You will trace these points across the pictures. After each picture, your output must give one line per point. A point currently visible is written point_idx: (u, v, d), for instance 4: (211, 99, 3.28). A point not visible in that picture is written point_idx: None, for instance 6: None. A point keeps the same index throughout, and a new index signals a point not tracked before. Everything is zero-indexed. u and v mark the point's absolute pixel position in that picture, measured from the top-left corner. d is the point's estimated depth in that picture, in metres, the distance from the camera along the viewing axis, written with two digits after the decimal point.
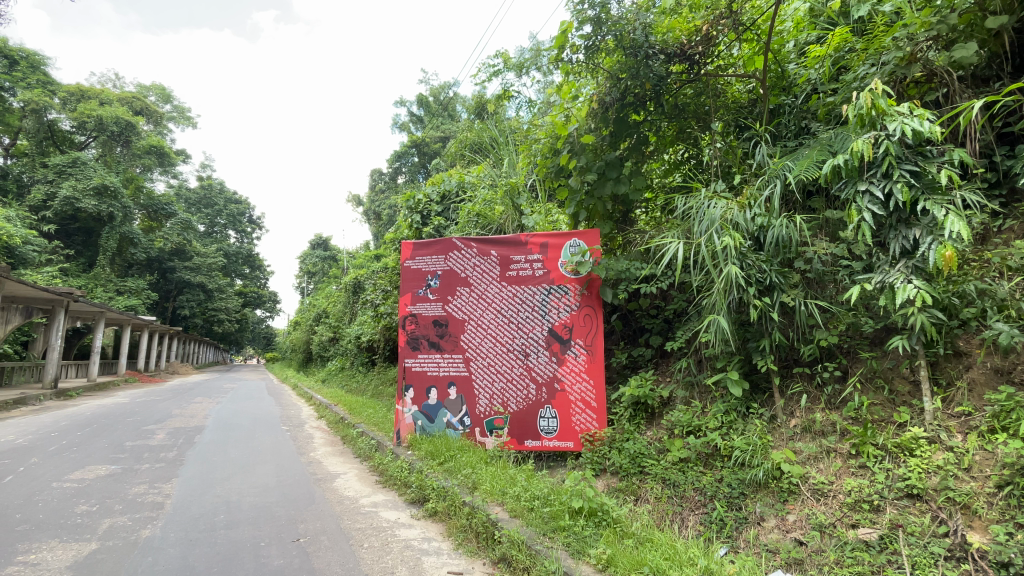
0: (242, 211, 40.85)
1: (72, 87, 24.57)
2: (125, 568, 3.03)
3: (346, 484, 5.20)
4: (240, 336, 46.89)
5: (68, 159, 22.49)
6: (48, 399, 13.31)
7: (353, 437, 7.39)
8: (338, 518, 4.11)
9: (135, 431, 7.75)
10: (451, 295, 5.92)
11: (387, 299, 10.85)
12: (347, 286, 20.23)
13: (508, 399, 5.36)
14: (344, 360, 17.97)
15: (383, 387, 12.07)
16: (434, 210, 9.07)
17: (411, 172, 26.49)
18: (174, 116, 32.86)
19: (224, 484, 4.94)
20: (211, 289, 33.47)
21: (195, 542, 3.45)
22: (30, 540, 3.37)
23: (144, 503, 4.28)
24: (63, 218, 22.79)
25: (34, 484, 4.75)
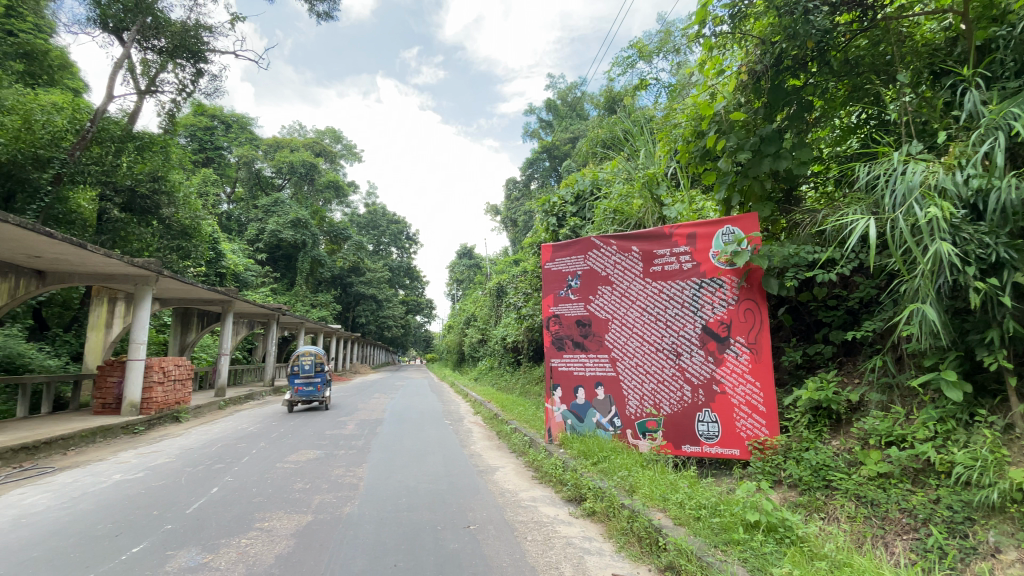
0: (400, 229, 46.05)
1: (271, 141, 30.35)
2: (334, 537, 3.61)
3: (505, 478, 5.48)
4: (405, 340, 52.69)
5: (271, 200, 27.83)
6: (269, 394, 16.44)
7: (507, 433, 7.76)
8: (501, 510, 4.34)
9: (331, 422, 9.18)
10: (593, 295, 5.89)
11: (528, 302, 11.20)
12: (491, 291, 21.46)
13: (661, 400, 5.14)
14: (493, 360, 19.04)
15: (531, 386, 12.50)
16: (569, 210, 9.07)
17: (544, 176, 27.24)
18: (344, 153, 38.36)
19: (403, 471, 5.56)
20: (380, 299, 38.25)
21: (385, 521, 3.95)
22: (263, 510, 4.19)
23: (343, 483, 5.05)
24: (271, 248, 28.10)
25: (265, 464, 5.90)
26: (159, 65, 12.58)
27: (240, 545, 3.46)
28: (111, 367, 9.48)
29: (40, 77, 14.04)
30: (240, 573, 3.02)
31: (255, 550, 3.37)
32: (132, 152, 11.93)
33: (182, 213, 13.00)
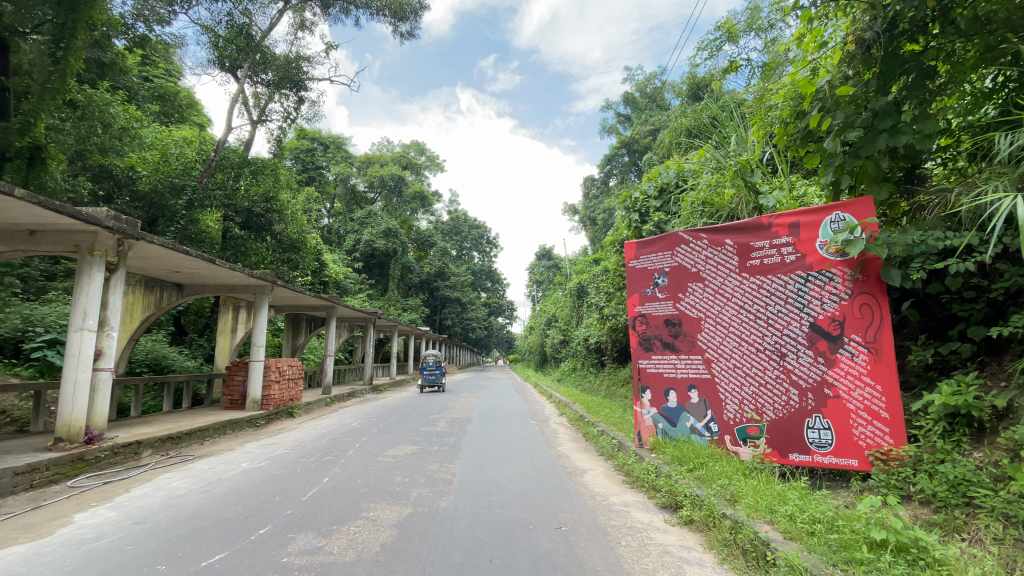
0: (481, 234, 47.41)
1: (363, 158, 32.66)
2: (433, 530, 3.78)
3: (594, 481, 5.40)
4: (489, 341, 54.11)
5: (365, 213, 29.91)
6: (368, 393, 17.69)
7: (594, 435, 7.66)
8: (592, 512, 4.30)
9: (424, 419, 9.65)
10: (682, 292, 5.64)
11: (611, 301, 10.97)
12: (572, 291, 21.39)
13: (763, 405, 4.79)
14: (577, 361, 18.93)
15: (616, 388, 12.24)
16: (653, 205, 8.73)
17: (623, 172, 26.64)
18: (428, 164, 40.25)
19: (494, 469, 5.70)
20: (465, 302, 39.61)
21: (479, 517, 4.06)
22: (367, 501, 4.49)
23: (438, 478, 5.28)
24: (366, 256, 30.19)
25: (368, 457, 6.35)
26: (267, 96, 14.10)
27: (349, 532, 3.74)
28: (237, 367, 10.77)
29: (174, 116, 16.21)
30: (350, 558, 3.26)
31: (362, 538, 3.63)
32: (247, 176, 13.64)
33: (290, 229, 14.20)
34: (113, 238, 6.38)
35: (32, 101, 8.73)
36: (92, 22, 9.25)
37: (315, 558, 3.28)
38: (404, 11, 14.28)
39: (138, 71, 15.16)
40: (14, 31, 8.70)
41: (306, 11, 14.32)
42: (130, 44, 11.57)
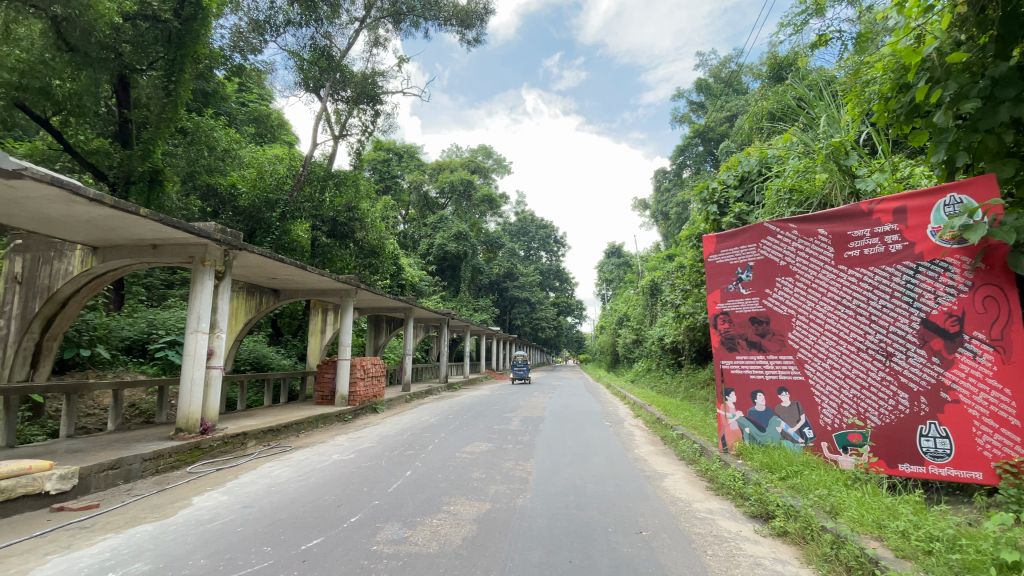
0: (549, 233, 47.46)
1: (435, 164, 33.85)
2: (513, 528, 3.82)
3: (675, 486, 5.19)
4: (558, 341, 53.99)
5: (437, 218, 30.97)
6: (444, 391, 18.34)
7: (674, 439, 7.40)
8: (675, 518, 4.14)
9: (499, 417, 9.82)
10: (769, 288, 5.30)
11: (687, 299, 10.50)
12: (645, 289, 20.82)
13: (866, 409, 4.37)
14: (651, 361, 18.40)
15: (696, 390, 11.70)
16: (733, 196, 8.23)
17: (697, 163, 25.53)
18: (495, 167, 40.91)
19: (570, 469, 5.67)
20: (534, 302, 39.78)
21: (557, 517, 4.06)
22: (447, 496, 4.64)
23: (514, 476, 5.34)
24: (438, 259, 31.27)
25: (446, 452, 6.57)
26: (347, 112, 15.09)
27: (432, 524, 3.89)
28: (326, 365, 11.61)
29: (267, 136, 17.74)
30: (434, 550, 3.39)
31: (444, 531, 3.76)
32: (332, 188, 14.60)
33: (370, 236, 15.06)
34: (221, 250, 7.10)
35: (151, 131, 10.15)
36: (196, 56, 10.38)
37: (402, 547, 3.44)
38: (471, 19, 14.68)
39: (236, 98, 16.76)
40: (133, 69, 9.77)
41: (380, 28, 15.12)
42: (229, 73, 12.73)
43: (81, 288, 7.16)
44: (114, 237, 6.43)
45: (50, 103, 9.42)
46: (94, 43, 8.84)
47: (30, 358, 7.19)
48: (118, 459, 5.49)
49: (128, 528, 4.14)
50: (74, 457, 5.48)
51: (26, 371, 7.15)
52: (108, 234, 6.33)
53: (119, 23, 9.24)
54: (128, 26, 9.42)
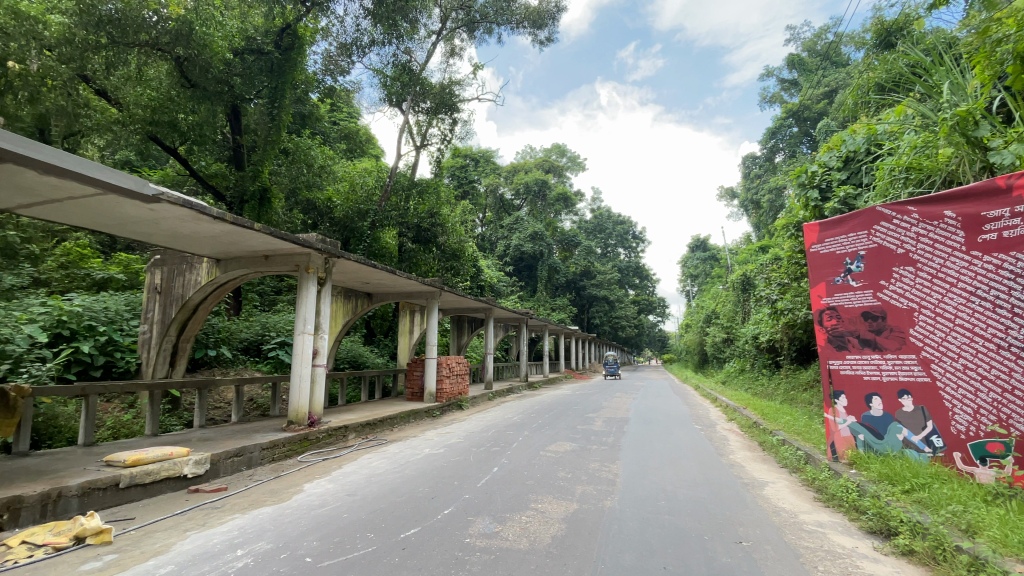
0: (627, 229, 46.32)
1: (509, 167, 34.36)
2: (601, 529, 3.78)
3: (777, 495, 4.82)
4: (639, 340, 52.41)
5: (513, 219, 31.39)
6: (525, 390, 18.55)
7: (773, 445, 6.88)
8: (778, 530, 3.86)
9: (582, 417, 9.72)
10: (885, 279, 4.78)
11: (785, 294, 9.71)
12: (735, 284, 19.64)
13: (1011, 415, 3.86)
14: (744, 362, 17.29)
15: (797, 393, 10.79)
16: (837, 178, 7.50)
17: (791, 146, 23.61)
18: (570, 165, 40.66)
19: (659, 473, 5.49)
20: (613, 300, 38.97)
21: (648, 521, 3.95)
22: (535, 493, 4.70)
23: (601, 477, 5.27)
24: (516, 260, 31.65)
25: (531, 451, 6.63)
26: (428, 122, 15.80)
27: (522, 521, 3.95)
28: (415, 363, 12.20)
29: (357, 151, 19.06)
30: (524, 546, 3.44)
31: (534, 528, 3.80)
32: (416, 196, 15.36)
33: (452, 240, 15.66)
34: (322, 258, 7.74)
35: (260, 153, 11.31)
36: (294, 82, 11.38)
37: (493, 542, 3.54)
38: (543, 18, 14.74)
39: (328, 118, 18.16)
40: (244, 99, 10.86)
41: (456, 38, 15.62)
42: (322, 95, 13.84)
43: (208, 295, 8.13)
44: (234, 249, 7.23)
45: (177, 134, 10.61)
46: (211, 78, 10.04)
47: (169, 357, 8.26)
48: (241, 447, 6.17)
49: (250, 510, 4.64)
50: (206, 445, 6.25)
51: (166, 368, 8.23)
52: (229, 247, 7.14)
53: (230, 59, 10.28)
54: (237, 60, 10.49)
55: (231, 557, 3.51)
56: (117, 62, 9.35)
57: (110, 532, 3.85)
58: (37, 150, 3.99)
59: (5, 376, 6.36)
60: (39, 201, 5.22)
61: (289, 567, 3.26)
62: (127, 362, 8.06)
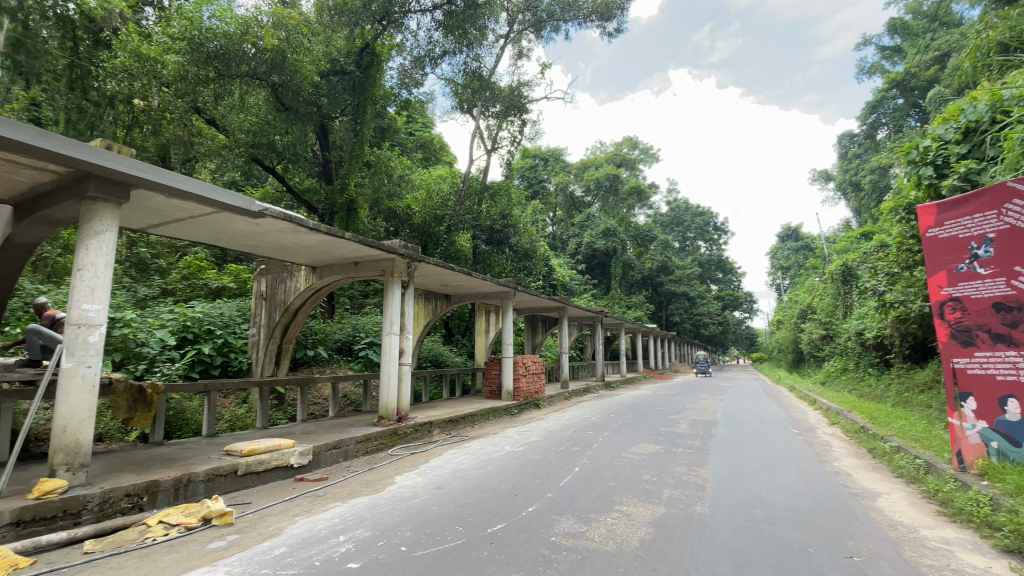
0: (707, 221, 44.07)
1: (579, 164, 34.06)
2: (692, 535, 3.63)
3: (892, 507, 4.36)
4: (724, 338, 49.49)
5: (585, 216, 31.02)
6: (603, 389, 18.27)
7: (886, 452, 6.22)
8: (895, 545, 3.48)
9: (665, 419, 9.38)
10: (1022, 265, 4.25)
11: (895, 285, 8.76)
12: (833, 276, 18.01)
13: None
14: (847, 361, 15.78)
15: (912, 396, 9.66)
16: (955, 153, 6.64)
17: (896, 120, 21.20)
18: (643, 158, 39.44)
19: (753, 479, 5.18)
20: (694, 296, 37.25)
21: (744, 530, 3.74)
22: (620, 495, 4.62)
23: (689, 481, 5.06)
24: (589, 258, 31.23)
25: (613, 452, 6.51)
26: (498, 125, 16.10)
27: (607, 523, 3.90)
28: (492, 362, 12.43)
29: (432, 158, 19.84)
30: (612, 548, 3.40)
31: (620, 530, 3.74)
32: (489, 199, 15.75)
33: (524, 240, 15.85)
34: (405, 262, 8.14)
35: (347, 167, 12.13)
36: (374, 97, 12.11)
37: (580, 542, 3.52)
38: (611, 10, 14.45)
39: (405, 129, 19.05)
40: (330, 117, 11.77)
41: (524, 39, 15.77)
42: (399, 108, 14.58)
43: (306, 300, 8.84)
44: (328, 257, 7.81)
45: (274, 154, 11.56)
46: (302, 100, 10.95)
47: (274, 357, 9.02)
48: (338, 440, 6.65)
49: (349, 499, 5.00)
50: (309, 437, 6.82)
51: (272, 367, 9.02)
52: (323, 256, 7.72)
53: (317, 82, 11.21)
54: (324, 83, 11.38)
55: (335, 542, 3.80)
56: (223, 93, 10.42)
57: (231, 515, 4.32)
58: (161, 175, 4.62)
59: (143, 375, 7.43)
60: (166, 221, 5.96)
61: (386, 554, 3.46)
62: (240, 362, 8.91)
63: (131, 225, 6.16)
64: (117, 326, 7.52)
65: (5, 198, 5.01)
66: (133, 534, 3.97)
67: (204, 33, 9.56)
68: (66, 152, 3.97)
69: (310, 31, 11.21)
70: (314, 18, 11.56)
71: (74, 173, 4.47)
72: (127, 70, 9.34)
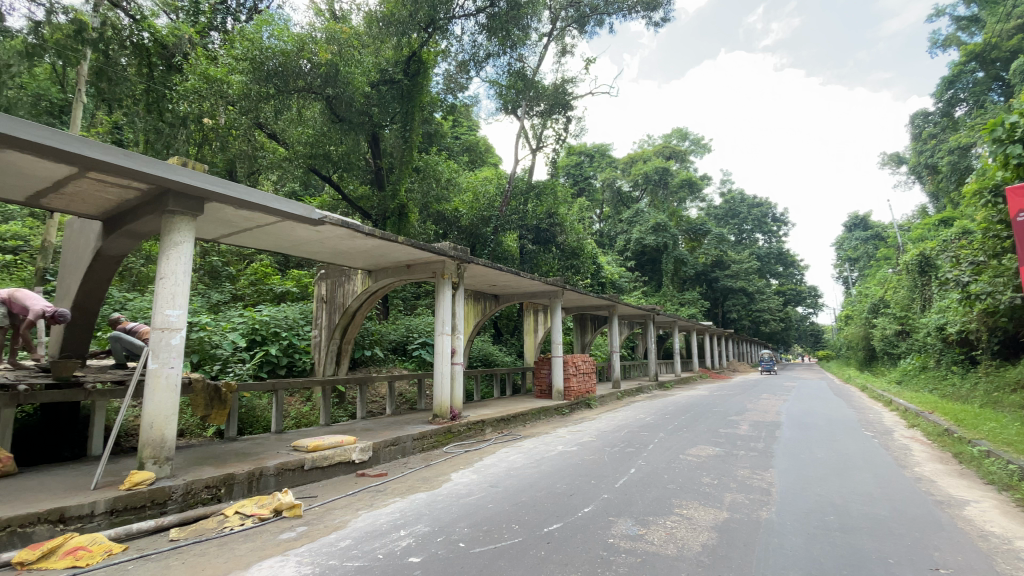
0: (765, 212, 42.01)
1: (626, 158, 33.42)
2: (758, 542, 3.48)
3: (984, 516, 3.99)
4: (787, 336, 46.90)
5: (634, 212, 30.36)
6: (656, 389, 17.83)
7: (974, 457, 5.70)
8: (990, 558, 3.19)
9: (724, 420, 9.04)
10: None
11: (980, 275, 8.01)
12: (908, 267, 16.69)
13: None
14: (927, 358, 14.58)
15: (1004, 396, 8.80)
16: None
17: (977, 96, 19.38)
18: (693, 149, 38.13)
19: (823, 484, 4.89)
20: (752, 292, 35.63)
21: (815, 537, 3.54)
22: (680, 498, 4.49)
23: (753, 485, 4.84)
24: (638, 254, 30.56)
25: (669, 453, 6.35)
26: (543, 124, 16.07)
27: (667, 526, 3.80)
28: (542, 362, 12.41)
29: (478, 161, 20.10)
30: (673, 552, 3.31)
31: (681, 534, 3.64)
32: (535, 198, 15.77)
33: (571, 238, 15.73)
34: (455, 263, 8.26)
35: (397, 173, 12.52)
36: (421, 103, 12.42)
37: (639, 545, 3.46)
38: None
39: (451, 133, 19.40)
40: (381, 125, 12.16)
41: (567, 36, 15.65)
42: (445, 112, 14.87)
43: (362, 302, 9.18)
44: (383, 261, 8.06)
45: (331, 164, 12.09)
46: (354, 111, 11.39)
47: (335, 357, 9.41)
48: (396, 437, 6.87)
49: (408, 494, 5.15)
50: (369, 434, 7.08)
51: (333, 367, 9.41)
52: (379, 259, 7.97)
53: (369, 92, 11.56)
54: (375, 93, 11.78)
55: (396, 536, 3.93)
56: (283, 108, 10.94)
57: (299, 508, 4.57)
58: (230, 188, 4.94)
59: (217, 374, 7.97)
60: (236, 230, 6.37)
61: (446, 550, 3.54)
62: (304, 362, 9.38)
63: (206, 235, 6.63)
64: (195, 330, 8.41)
65: (98, 214, 5.52)
66: (213, 523, 4.28)
67: (264, 53, 10.14)
68: (148, 170, 4.33)
69: (360, 43, 11.64)
70: (364, 31, 12.00)
71: (155, 190, 4.87)
72: (197, 91, 9.95)
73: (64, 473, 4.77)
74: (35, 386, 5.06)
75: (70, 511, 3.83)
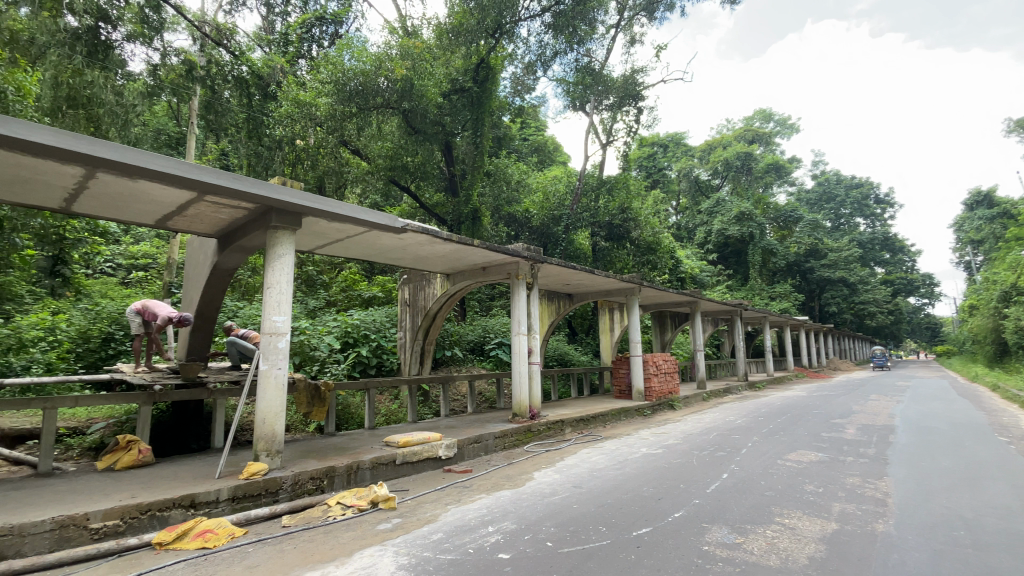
0: (866, 193, 37.99)
1: (702, 146, 31.80)
2: (875, 556, 3.17)
3: None
4: (899, 330, 41.91)
5: (713, 202, 28.77)
6: (746, 390, 16.75)
7: None
8: None
9: (826, 423, 8.29)
10: None
11: None
12: None
13: None
14: None
15: None
16: None
17: None
18: (778, 130, 35.45)
19: (952, 495, 4.34)
20: (853, 282, 32.38)
21: (945, 554, 3.16)
22: (780, 506, 4.20)
23: (865, 496, 4.40)
24: (720, 246, 28.92)
25: (765, 458, 5.95)
26: (612, 118, 15.73)
27: (767, 536, 3.57)
28: (620, 361, 12.16)
29: (547, 160, 20.08)
30: (775, 564, 3.11)
31: (784, 545, 3.41)
32: (607, 194, 15.50)
33: (646, 233, 15.23)
34: (529, 265, 8.33)
35: (470, 179, 12.86)
36: (490, 108, 12.66)
37: (737, 554, 3.28)
38: None
39: (519, 135, 19.57)
40: (453, 133, 12.55)
41: (635, 25, 15.21)
42: (513, 114, 15.05)
43: (442, 305, 9.53)
44: (459, 264, 8.32)
45: (409, 175, 12.74)
46: (429, 121, 11.84)
47: (419, 357, 9.86)
48: (479, 435, 7.06)
49: (493, 492, 5.27)
50: (453, 432, 7.34)
51: (417, 366, 9.86)
52: (457, 263, 8.25)
53: (441, 103, 11.99)
54: (447, 103, 12.19)
55: (484, 532, 4.04)
56: (364, 125, 11.69)
57: (394, 500, 4.85)
58: (321, 203, 5.36)
59: (317, 374, 8.72)
60: (328, 241, 6.89)
61: (533, 548, 3.58)
62: (391, 362, 9.97)
63: (302, 248, 7.23)
64: (296, 334, 9.19)
65: (213, 232, 6.23)
66: (318, 512, 4.66)
67: (346, 74, 10.95)
68: (252, 191, 4.83)
69: (432, 56, 12.09)
70: (434, 43, 12.45)
71: (259, 209, 5.40)
72: (290, 116, 10.97)
73: (194, 464, 5.40)
74: (167, 387, 5.76)
75: (199, 498, 4.36)
